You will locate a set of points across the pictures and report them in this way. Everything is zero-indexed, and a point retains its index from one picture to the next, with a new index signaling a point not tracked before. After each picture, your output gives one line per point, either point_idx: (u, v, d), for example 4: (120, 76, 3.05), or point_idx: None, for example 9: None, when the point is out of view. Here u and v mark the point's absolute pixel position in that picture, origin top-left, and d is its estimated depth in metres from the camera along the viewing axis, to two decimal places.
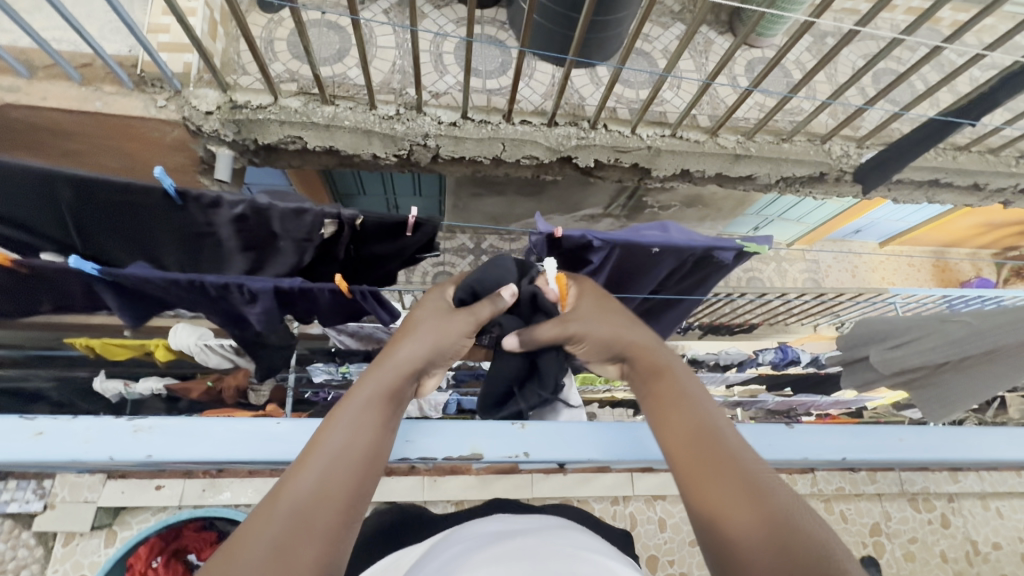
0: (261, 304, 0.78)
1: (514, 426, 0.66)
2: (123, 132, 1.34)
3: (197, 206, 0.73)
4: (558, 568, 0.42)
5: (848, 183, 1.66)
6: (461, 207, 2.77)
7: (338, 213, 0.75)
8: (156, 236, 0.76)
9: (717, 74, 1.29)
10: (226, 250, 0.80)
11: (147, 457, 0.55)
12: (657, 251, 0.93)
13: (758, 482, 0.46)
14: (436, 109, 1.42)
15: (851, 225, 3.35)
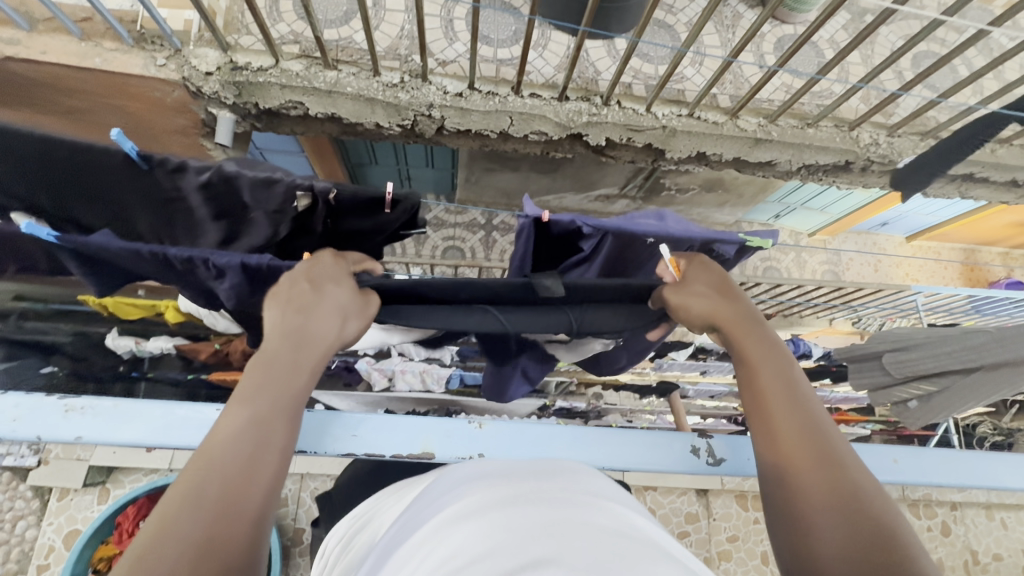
0: (229, 280, 0.71)
1: (465, 431, 0.83)
2: (124, 92, 1.32)
3: (162, 170, 0.71)
4: (571, 515, 0.39)
5: (875, 174, 1.57)
6: (473, 181, 2.72)
7: (310, 185, 0.74)
8: (124, 202, 0.74)
9: (740, 50, 1.21)
10: (198, 218, 0.78)
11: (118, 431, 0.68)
12: (652, 242, 0.88)
13: (834, 460, 0.51)
14: (442, 78, 1.37)
15: (878, 218, 3.22)
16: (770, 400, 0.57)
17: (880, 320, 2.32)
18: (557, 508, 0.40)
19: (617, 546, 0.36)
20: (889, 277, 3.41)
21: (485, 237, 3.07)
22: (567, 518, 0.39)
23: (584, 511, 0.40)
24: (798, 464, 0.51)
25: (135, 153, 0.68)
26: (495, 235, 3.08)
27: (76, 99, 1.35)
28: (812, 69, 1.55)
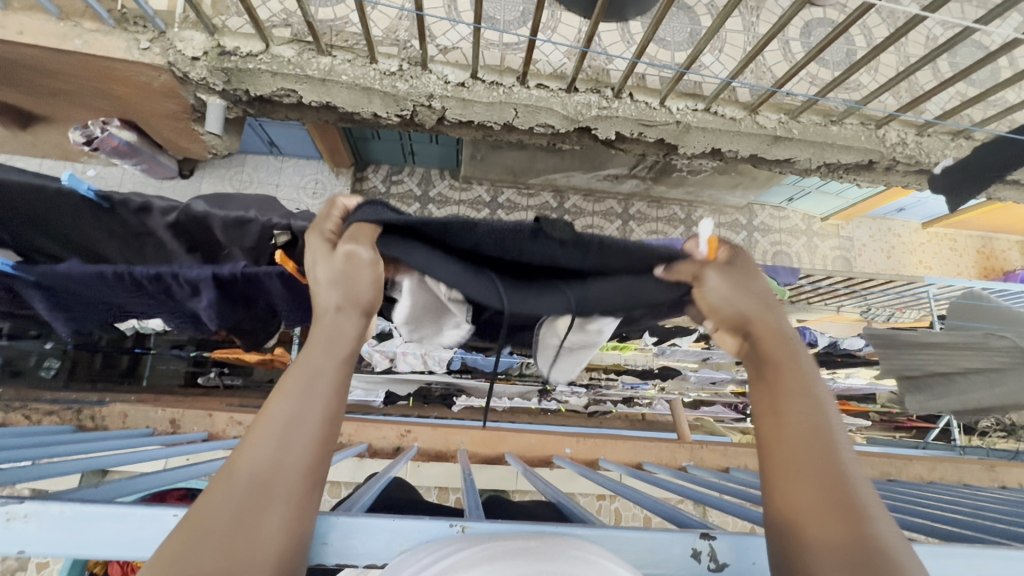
0: (204, 296, 0.81)
1: (451, 529, 0.47)
2: (108, 75, 1.24)
3: (126, 209, 0.78)
4: (564, 569, 0.38)
5: (899, 173, 1.49)
6: (479, 158, 2.62)
7: (287, 223, 0.80)
8: (93, 237, 0.80)
9: (740, 71, 1.20)
10: (171, 252, 0.83)
11: (19, 554, 0.41)
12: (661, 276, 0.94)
13: (845, 513, 0.45)
14: (443, 66, 1.29)
15: (895, 204, 3.12)
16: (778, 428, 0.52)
17: (890, 313, 2.27)
18: (546, 562, 0.39)
19: None
20: (902, 264, 3.33)
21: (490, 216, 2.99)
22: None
23: (574, 565, 0.39)
24: (806, 514, 0.46)
25: (95, 194, 0.76)
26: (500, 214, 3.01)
27: (60, 80, 1.28)
28: (840, 59, 1.46)
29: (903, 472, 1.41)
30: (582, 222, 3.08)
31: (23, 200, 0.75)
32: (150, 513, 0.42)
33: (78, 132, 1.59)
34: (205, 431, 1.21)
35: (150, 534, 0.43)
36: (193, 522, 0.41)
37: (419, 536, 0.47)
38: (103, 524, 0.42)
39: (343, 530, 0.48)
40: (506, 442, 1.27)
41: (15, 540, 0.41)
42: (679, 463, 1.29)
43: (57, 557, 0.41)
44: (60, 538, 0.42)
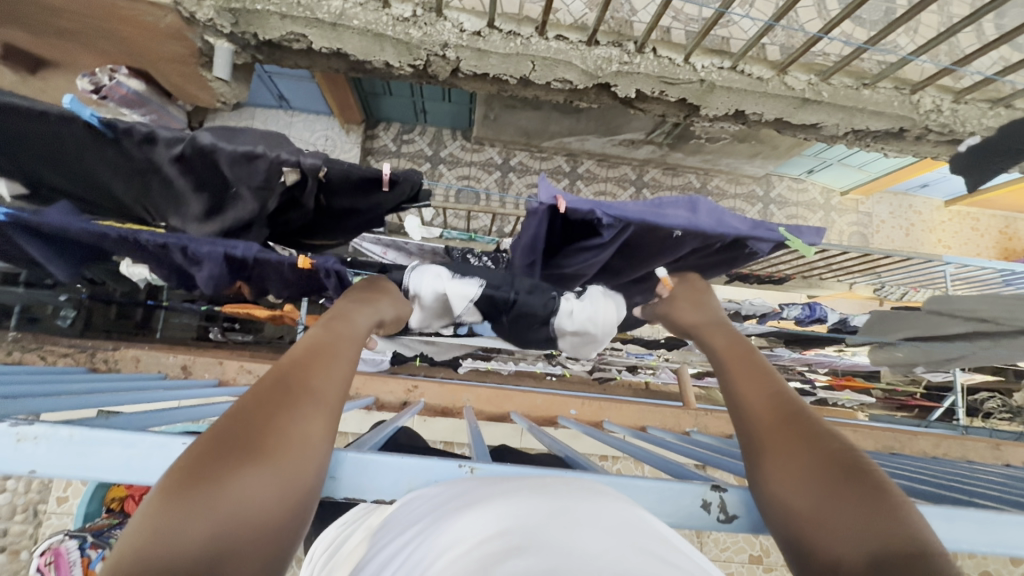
0: (206, 268, 0.85)
1: (460, 469, 0.48)
2: (113, 14, 1.20)
3: (130, 140, 0.75)
4: (581, 501, 0.38)
5: (929, 143, 1.43)
6: (492, 118, 2.54)
7: (297, 160, 0.77)
8: (101, 170, 0.79)
9: (775, 25, 1.13)
10: (178, 189, 0.81)
11: (28, 474, 0.42)
12: (679, 235, 0.89)
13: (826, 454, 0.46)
14: (459, 13, 1.23)
15: (918, 179, 3.02)
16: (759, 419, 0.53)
17: (904, 290, 2.23)
18: (564, 496, 0.38)
19: (628, 535, 0.34)
20: (920, 242, 3.26)
21: (501, 179, 2.94)
22: (571, 505, 0.37)
23: (593, 500, 0.38)
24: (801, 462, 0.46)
25: (99, 122, 0.72)
26: (511, 177, 2.96)
27: (65, 19, 1.24)
28: (877, 18, 1.38)
29: (907, 446, 1.41)
30: (594, 187, 3.03)
31: (26, 126, 0.72)
32: (159, 440, 0.43)
33: (85, 78, 1.53)
34: (216, 378, 1.23)
35: (157, 462, 0.43)
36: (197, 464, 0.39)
37: (428, 476, 0.48)
38: (111, 450, 0.43)
39: (351, 466, 0.48)
40: (511, 401, 1.29)
41: (26, 461, 0.41)
42: (683, 428, 1.30)
43: (68, 478, 0.42)
44: (68, 460, 0.42)
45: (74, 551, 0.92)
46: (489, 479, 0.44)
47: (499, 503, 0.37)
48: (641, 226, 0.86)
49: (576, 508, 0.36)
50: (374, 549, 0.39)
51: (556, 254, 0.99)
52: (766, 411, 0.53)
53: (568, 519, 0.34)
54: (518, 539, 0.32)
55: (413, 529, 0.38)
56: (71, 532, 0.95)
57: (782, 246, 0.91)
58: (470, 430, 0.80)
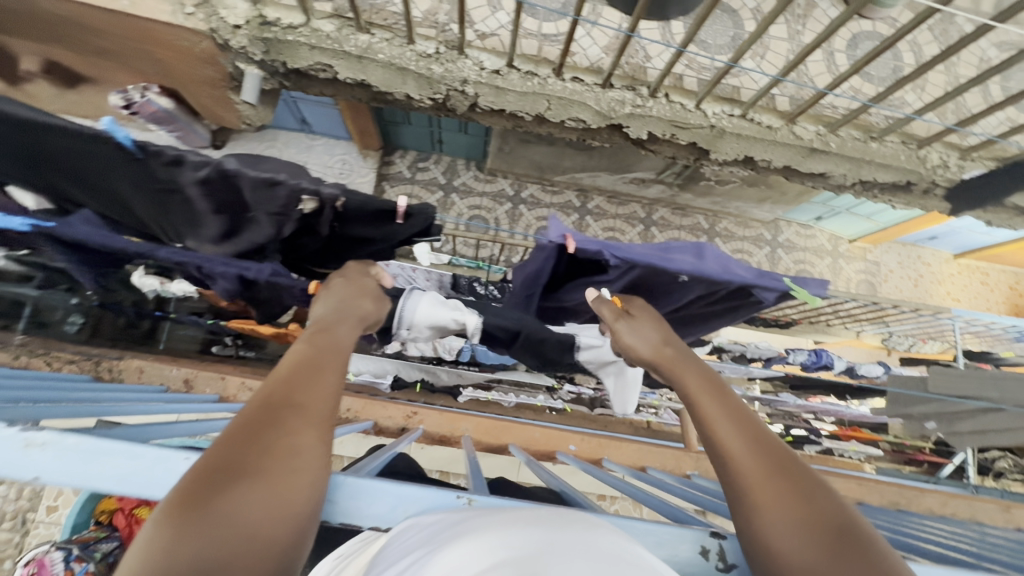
0: (223, 283, 0.95)
1: (457, 499, 0.48)
2: (151, 38, 1.26)
3: (157, 161, 0.76)
4: (571, 536, 0.37)
5: (937, 198, 1.44)
6: (506, 151, 2.61)
7: (316, 190, 0.78)
8: (124, 186, 0.79)
9: (786, 74, 1.16)
10: (197, 210, 0.82)
11: (31, 481, 0.42)
12: (685, 279, 0.90)
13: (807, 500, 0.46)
14: (480, 52, 1.28)
15: (927, 231, 3.04)
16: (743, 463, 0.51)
17: (912, 342, 2.21)
18: (555, 529, 0.38)
19: (618, 566, 0.34)
20: (929, 293, 3.24)
21: (512, 210, 2.99)
22: (561, 540, 0.36)
23: (584, 533, 0.38)
24: (777, 497, 0.47)
25: (130, 142, 0.74)
26: (521, 209, 3.00)
27: (105, 40, 1.30)
28: (887, 75, 1.42)
29: (914, 502, 1.37)
30: (603, 223, 3.07)
31: (58, 141, 0.73)
32: (162, 454, 0.45)
33: (117, 95, 1.61)
34: (217, 394, 1.23)
35: (161, 474, 0.45)
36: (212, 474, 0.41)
37: (425, 504, 0.48)
38: (116, 460, 0.44)
39: (348, 490, 0.49)
40: (510, 433, 1.27)
41: (31, 466, 0.42)
42: (683, 471, 1.28)
43: (66, 486, 0.43)
44: (69, 468, 0.43)
45: (58, 563, 0.90)
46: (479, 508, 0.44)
47: (486, 535, 0.37)
48: (648, 268, 0.86)
49: (569, 540, 0.36)
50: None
51: (556, 289, 0.99)
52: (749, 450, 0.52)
53: (559, 552, 0.34)
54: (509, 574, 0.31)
55: (405, 561, 0.38)
56: (57, 543, 0.94)
57: (785, 297, 0.91)
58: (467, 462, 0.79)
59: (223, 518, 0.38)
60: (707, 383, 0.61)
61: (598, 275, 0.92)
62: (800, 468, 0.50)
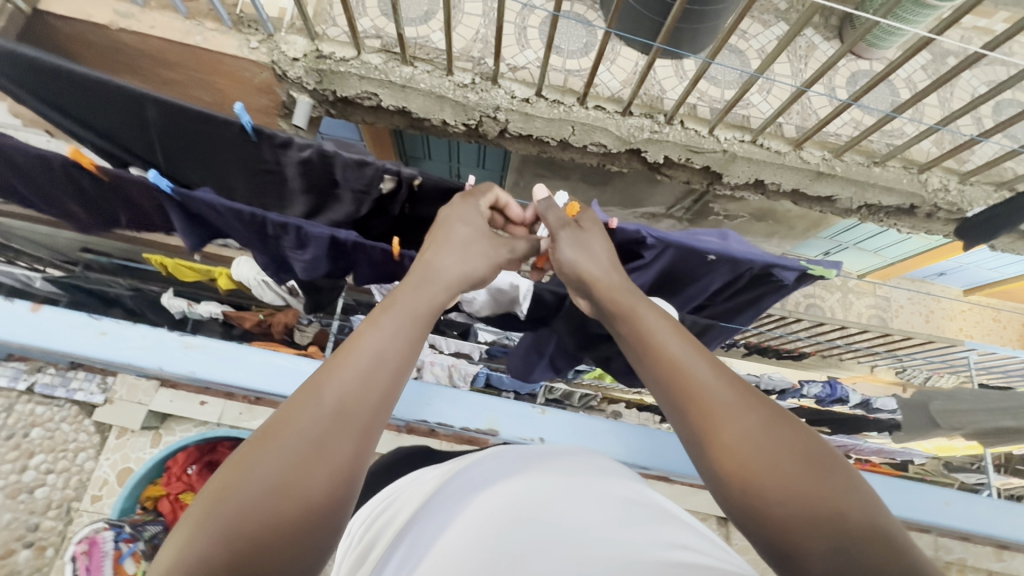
0: (309, 250, 0.88)
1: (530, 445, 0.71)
2: (215, 69, 1.40)
3: (268, 144, 0.84)
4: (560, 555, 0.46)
5: (940, 221, 1.52)
6: (522, 184, 2.75)
7: (398, 170, 0.86)
8: (230, 164, 0.89)
9: (812, 84, 1.23)
10: (290, 189, 0.93)
11: (189, 371, 0.89)
12: (713, 259, 0.93)
13: (797, 488, 0.55)
14: (512, 83, 1.41)
15: (934, 266, 3.10)
16: (747, 452, 0.59)
17: (926, 372, 2.23)
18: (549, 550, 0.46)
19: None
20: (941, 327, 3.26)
21: None
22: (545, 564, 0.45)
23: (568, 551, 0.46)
24: (775, 482, 0.56)
25: (251, 128, 0.80)
26: None
27: (173, 71, 1.45)
28: (885, 107, 1.53)
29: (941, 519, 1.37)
30: None
31: (176, 122, 0.81)
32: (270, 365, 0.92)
33: None
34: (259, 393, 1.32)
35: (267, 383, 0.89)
36: (249, 462, 0.52)
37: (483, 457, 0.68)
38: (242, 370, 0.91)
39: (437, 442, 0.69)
40: None
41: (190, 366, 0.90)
42: None
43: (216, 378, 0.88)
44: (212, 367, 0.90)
45: (108, 541, 0.99)
46: (509, 495, 0.58)
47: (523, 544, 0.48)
48: (679, 249, 0.91)
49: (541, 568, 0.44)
50: (450, 540, 0.53)
51: None
52: (755, 437, 0.60)
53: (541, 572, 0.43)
54: (524, 569, 0.44)
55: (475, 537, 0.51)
56: (108, 522, 1.03)
57: (804, 275, 0.95)
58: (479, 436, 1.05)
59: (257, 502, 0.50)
60: (715, 364, 0.68)
61: (634, 261, 0.97)
62: (804, 457, 0.58)
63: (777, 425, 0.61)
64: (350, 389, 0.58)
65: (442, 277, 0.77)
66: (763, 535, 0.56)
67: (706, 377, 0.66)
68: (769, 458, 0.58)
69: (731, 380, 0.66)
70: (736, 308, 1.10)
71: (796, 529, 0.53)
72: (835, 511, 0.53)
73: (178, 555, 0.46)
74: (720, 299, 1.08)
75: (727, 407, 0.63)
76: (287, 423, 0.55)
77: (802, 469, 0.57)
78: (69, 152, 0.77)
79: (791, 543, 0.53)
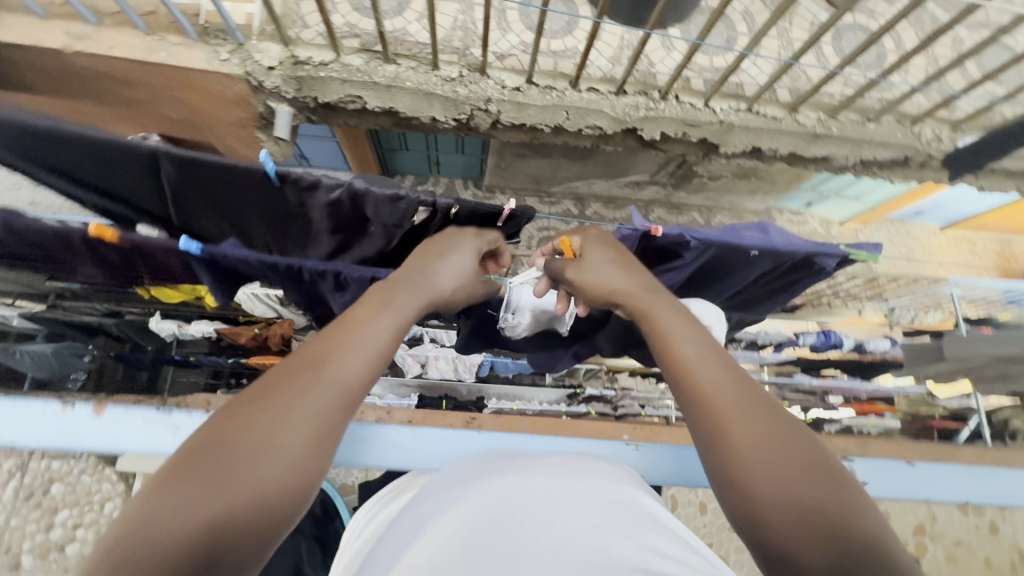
0: (349, 291, 0.89)
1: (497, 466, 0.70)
2: (186, 86, 1.33)
3: (295, 187, 0.80)
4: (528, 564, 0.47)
5: (933, 170, 1.54)
6: (504, 166, 2.70)
7: (433, 200, 0.82)
8: (252, 212, 0.85)
9: (800, 56, 1.23)
10: (316, 229, 0.90)
11: None
12: (755, 254, 0.92)
13: (806, 499, 0.53)
14: (501, 72, 1.37)
15: (912, 207, 3.17)
16: (750, 453, 0.57)
17: (917, 314, 2.32)
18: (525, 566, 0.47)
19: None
20: (922, 266, 3.36)
21: None
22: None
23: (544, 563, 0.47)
24: (776, 485, 0.54)
25: (276, 174, 0.77)
26: None
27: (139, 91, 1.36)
28: (873, 60, 1.52)
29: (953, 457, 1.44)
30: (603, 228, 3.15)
31: (195, 177, 0.77)
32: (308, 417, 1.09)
33: None
34: None
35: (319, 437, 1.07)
36: (211, 438, 0.52)
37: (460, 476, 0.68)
38: None
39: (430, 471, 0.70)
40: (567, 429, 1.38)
41: None
42: None
43: None
44: None
45: None
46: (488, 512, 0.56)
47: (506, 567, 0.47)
48: (722, 247, 0.90)
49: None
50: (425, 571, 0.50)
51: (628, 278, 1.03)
52: (764, 441, 0.57)
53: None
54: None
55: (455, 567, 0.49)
56: None
57: (846, 261, 0.94)
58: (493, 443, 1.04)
59: (215, 481, 0.49)
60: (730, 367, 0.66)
61: (673, 260, 0.96)
62: (817, 467, 0.56)
63: (792, 438, 0.58)
64: (326, 386, 0.58)
65: (433, 293, 0.76)
66: (762, 546, 0.54)
67: (717, 377, 0.64)
68: (770, 459, 0.56)
69: (747, 387, 0.63)
70: (774, 292, 1.09)
71: (803, 544, 0.51)
72: (841, 527, 0.51)
73: (164, 531, 0.45)
74: (756, 287, 1.07)
75: (733, 406, 0.61)
76: (275, 403, 0.55)
77: (815, 469, 0.55)
78: (92, 228, 0.72)
79: (792, 554, 0.51)
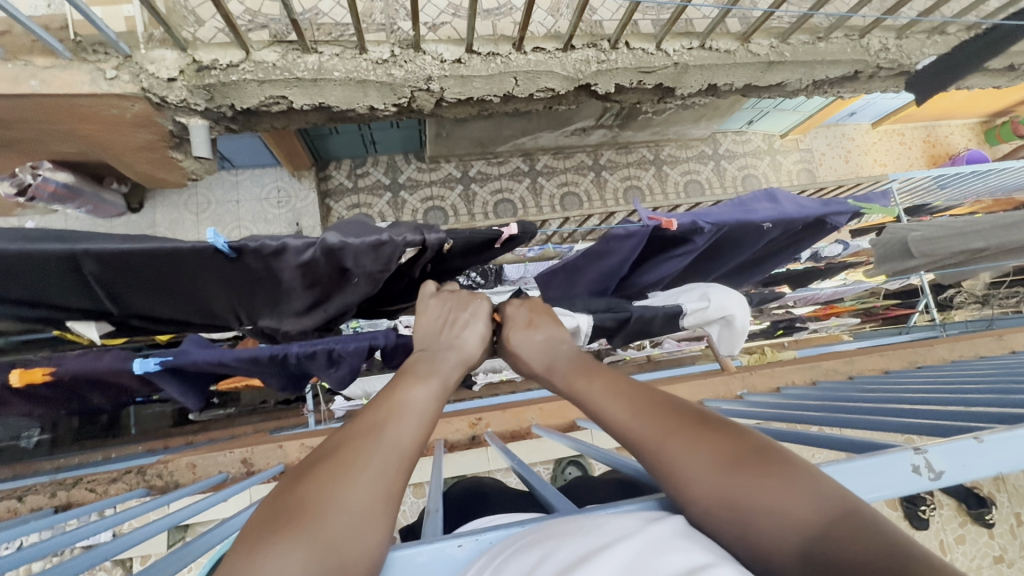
0: (344, 366, 0.83)
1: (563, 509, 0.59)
2: (72, 114, 1.13)
3: (256, 255, 0.73)
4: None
5: (880, 79, 1.54)
6: (445, 135, 2.53)
7: (421, 239, 0.75)
8: (210, 287, 0.77)
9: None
10: (288, 289, 0.80)
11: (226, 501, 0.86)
12: (768, 227, 0.95)
13: (782, 493, 0.42)
14: (436, 44, 1.22)
15: (847, 109, 3.24)
16: (701, 480, 0.47)
17: None
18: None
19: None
20: (860, 166, 3.49)
21: (464, 192, 2.94)
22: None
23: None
24: (744, 497, 0.44)
25: (229, 248, 0.69)
26: (473, 188, 2.95)
27: (14, 128, 1.15)
28: None
29: (928, 356, 1.53)
30: (556, 180, 3.08)
31: (132, 264, 0.69)
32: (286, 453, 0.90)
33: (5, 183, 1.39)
34: (281, 462, 1.25)
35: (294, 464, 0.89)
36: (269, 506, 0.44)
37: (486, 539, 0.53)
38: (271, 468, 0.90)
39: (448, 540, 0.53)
40: (573, 409, 1.37)
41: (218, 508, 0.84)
42: (735, 392, 1.45)
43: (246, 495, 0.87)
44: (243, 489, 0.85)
45: None
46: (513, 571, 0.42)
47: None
48: (735, 226, 0.92)
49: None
50: None
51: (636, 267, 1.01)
52: (715, 451, 0.48)
53: None
54: None
55: None
56: None
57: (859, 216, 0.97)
58: (515, 467, 0.86)
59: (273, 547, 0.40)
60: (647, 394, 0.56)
61: (681, 246, 0.94)
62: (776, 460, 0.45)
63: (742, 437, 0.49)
64: (389, 438, 0.50)
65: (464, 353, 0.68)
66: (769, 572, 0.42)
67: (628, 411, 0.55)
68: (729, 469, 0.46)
69: (638, 398, 0.55)
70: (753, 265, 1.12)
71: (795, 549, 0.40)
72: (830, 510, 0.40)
73: None
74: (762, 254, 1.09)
75: (664, 432, 0.51)
76: (343, 460, 0.47)
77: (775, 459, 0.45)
78: (17, 375, 0.78)
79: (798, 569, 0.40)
